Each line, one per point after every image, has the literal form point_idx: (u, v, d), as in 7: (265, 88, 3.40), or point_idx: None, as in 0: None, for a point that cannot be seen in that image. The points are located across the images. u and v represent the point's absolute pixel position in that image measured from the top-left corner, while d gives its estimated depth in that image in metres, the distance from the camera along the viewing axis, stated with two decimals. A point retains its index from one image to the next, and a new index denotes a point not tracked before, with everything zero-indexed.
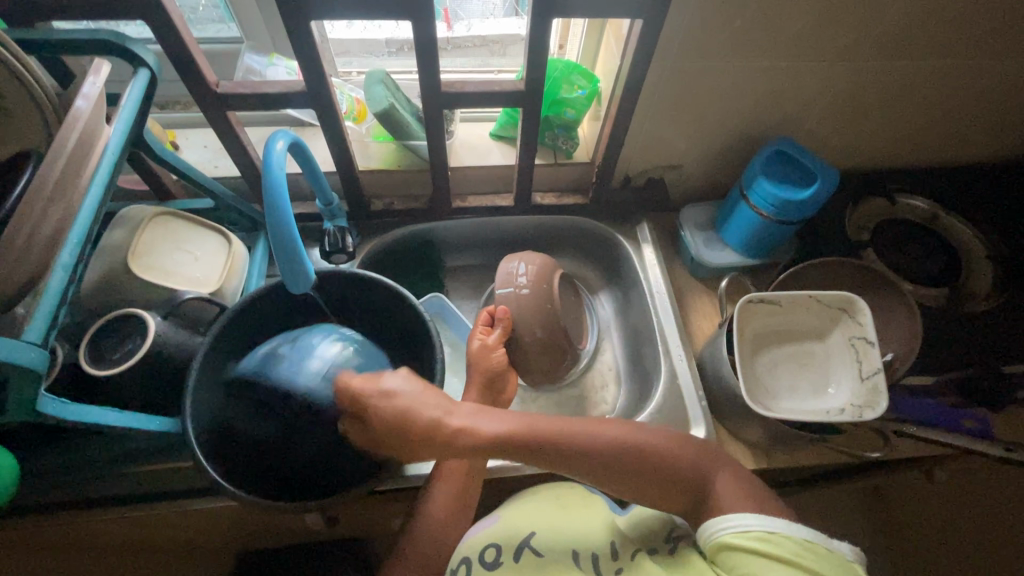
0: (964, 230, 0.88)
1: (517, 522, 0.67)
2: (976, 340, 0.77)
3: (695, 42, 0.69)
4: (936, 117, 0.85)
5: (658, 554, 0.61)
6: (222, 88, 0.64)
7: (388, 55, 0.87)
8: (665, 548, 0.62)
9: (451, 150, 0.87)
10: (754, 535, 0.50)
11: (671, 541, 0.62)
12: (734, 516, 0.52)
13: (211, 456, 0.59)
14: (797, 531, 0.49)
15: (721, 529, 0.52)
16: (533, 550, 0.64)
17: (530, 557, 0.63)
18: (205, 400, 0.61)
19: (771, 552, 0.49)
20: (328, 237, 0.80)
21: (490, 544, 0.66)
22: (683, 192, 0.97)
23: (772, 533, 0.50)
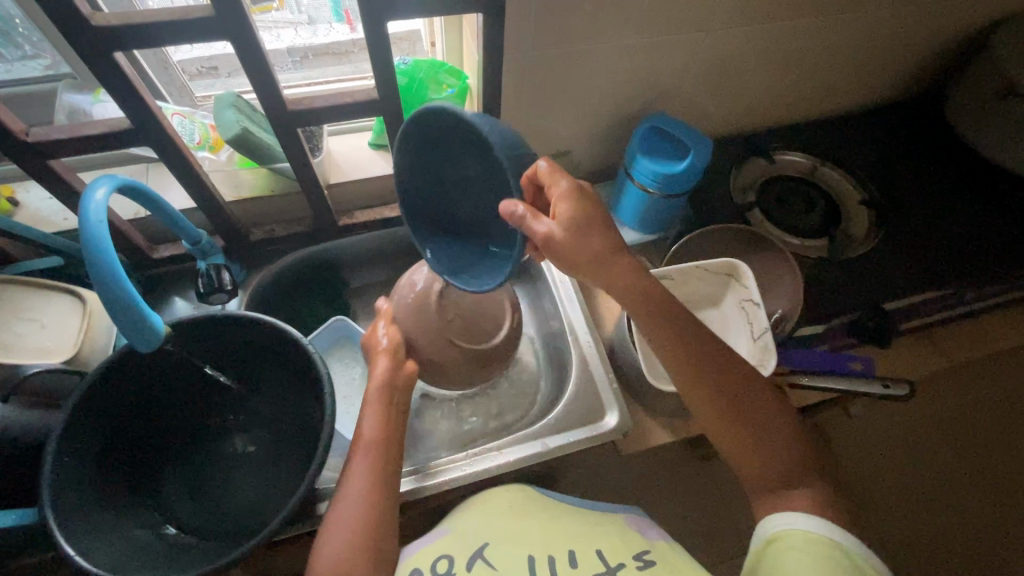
0: (839, 179, 0.93)
1: (467, 535, 0.65)
2: (858, 283, 0.82)
3: (547, 30, 0.68)
4: (798, 74, 0.89)
5: (623, 571, 0.59)
6: (33, 135, 0.58)
7: (295, 66, 0.84)
8: (633, 565, 0.59)
9: (330, 166, 0.83)
10: (802, 533, 0.53)
11: (642, 560, 0.60)
12: (786, 516, 0.55)
13: (82, 539, 0.54)
14: (840, 537, 0.53)
15: (784, 524, 0.55)
16: (487, 561, 0.61)
17: (482, 569, 0.60)
18: (76, 474, 0.57)
19: (816, 551, 0.52)
20: (202, 278, 0.73)
21: (442, 557, 0.63)
22: (578, 177, 0.97)
23: (817, 535, 0.53)
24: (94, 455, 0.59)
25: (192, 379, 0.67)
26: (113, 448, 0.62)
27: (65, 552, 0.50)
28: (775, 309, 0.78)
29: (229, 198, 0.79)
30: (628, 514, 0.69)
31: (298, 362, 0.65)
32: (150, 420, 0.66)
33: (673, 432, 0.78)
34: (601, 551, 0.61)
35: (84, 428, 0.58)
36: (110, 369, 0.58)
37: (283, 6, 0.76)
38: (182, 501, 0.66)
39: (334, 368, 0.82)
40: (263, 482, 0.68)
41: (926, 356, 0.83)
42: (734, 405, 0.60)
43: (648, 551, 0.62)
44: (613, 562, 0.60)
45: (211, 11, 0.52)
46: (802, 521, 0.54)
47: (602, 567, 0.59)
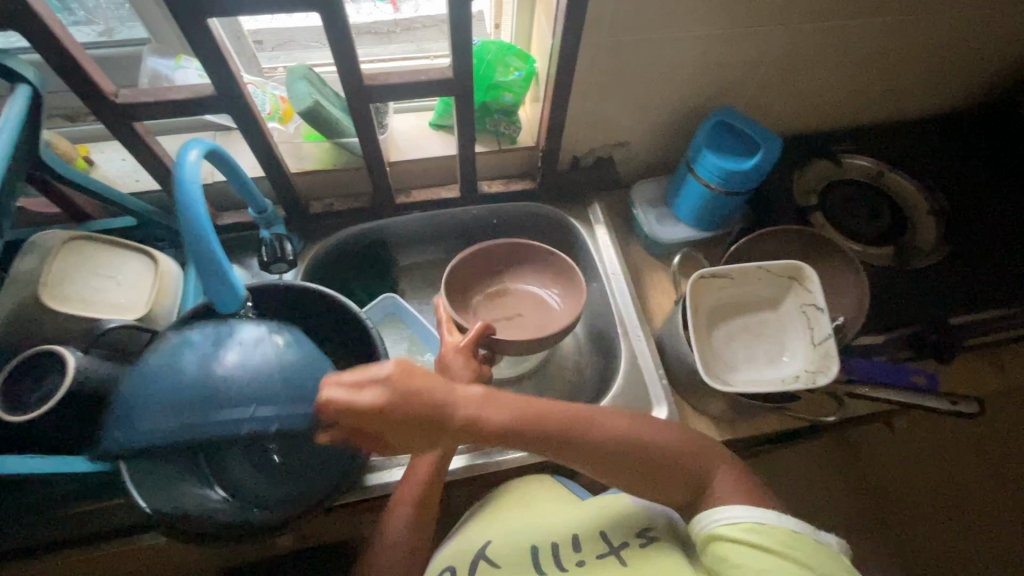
0: (908, 187, 0.89)
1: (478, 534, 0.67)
2: (921, 295, 0.79)
3: (626, 16, 0.67)
4: (873, 76, 0.86)
5: (625, 551, 0.59)
6: (122, 97, 0.59)
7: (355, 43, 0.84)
8: (636, 543, 0.60)
9: (390, 144, 0.84)
10: (743, 526, 0.52)
11: (645, 536, 0.60)
12: (725, 508, 0.54)
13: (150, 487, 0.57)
14: (785, 523, 0.52)
15: (720, 517, 0.53)
16: (489, 561, 0.63)
17: (485, 569, 0.63)
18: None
19: (759, 543, 0.51)
20: (266, 246, 0.75)
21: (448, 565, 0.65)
22: (633, 169, 0.96)
23: (761, 524, 0.52)
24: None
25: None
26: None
27: (132, 501, 0.53)
28: (835, 316, 0.76)
29: (294, 169, 0.80)
30: None
31: (361, 333, 0.67)
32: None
33: (720, 432, 0.77)
34: (605, 531, 0.62)
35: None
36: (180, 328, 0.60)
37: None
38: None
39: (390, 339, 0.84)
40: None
41: (988, 376, 0.81)
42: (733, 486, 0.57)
43: (652, 527, 0.61)
44: (617, 541, 0.61)
45: None
46: (731, 512, 0.53)
47: (605, 548, 0.61)
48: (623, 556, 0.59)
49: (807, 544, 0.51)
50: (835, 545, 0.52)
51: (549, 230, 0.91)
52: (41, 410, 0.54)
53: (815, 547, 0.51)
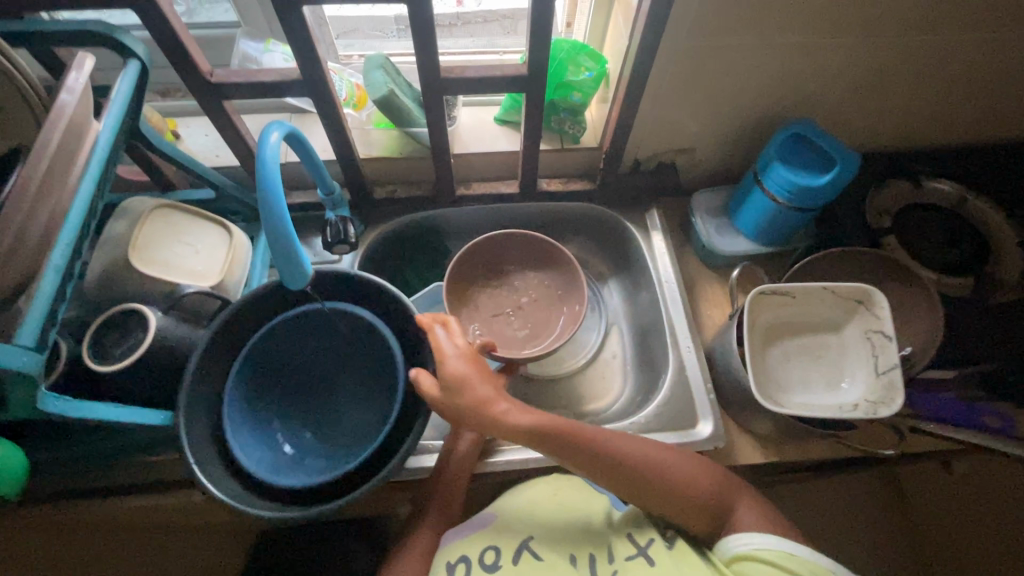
0: (995, 216, 0.83)
1: (514, 524, 0.66)
2: (1001, 331, 0.73)
3: (707, 22, 0.66)
4: (966, 96, 0.81)
5: (652, 550, 0.61)
6: (216, 77, 0.63)
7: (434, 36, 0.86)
8: (661, 544, 0.62)
9: (454, 136, 0.85)
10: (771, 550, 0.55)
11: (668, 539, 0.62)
12: (748, 534, 0.57)
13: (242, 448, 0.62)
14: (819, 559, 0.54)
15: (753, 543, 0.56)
16: (532, 553, 0.63)
17: (528, 561, 0.62)
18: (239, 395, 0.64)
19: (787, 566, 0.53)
20: (330, 228, 0.77)
21: (489, 546, 0.64)
22: (695, 177, 0.94)
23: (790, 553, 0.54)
24: (255, 385, 0.67)
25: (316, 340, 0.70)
26: (268, 381, 0.69)
27: (189, 467, 0.58)
28: (902, 346, 0.73)
29: (362, 154, 0.83)
30: None
31: (412, 320, 0.69)
32: (299, 366, 0.71)
33: (766, 453, 0.75)
34: (631, 532, 0.64)
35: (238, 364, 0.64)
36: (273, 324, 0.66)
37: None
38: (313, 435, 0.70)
39: None
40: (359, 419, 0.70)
41: None
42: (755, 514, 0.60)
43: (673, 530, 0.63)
44: (642, 541, 0.62)
45: None
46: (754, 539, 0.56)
47: (634, 548, 0.62)
48: (650, 555, 0.61)
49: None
50: None
51: (604, 233, 0.92)
52: (122, 363, 0.58)
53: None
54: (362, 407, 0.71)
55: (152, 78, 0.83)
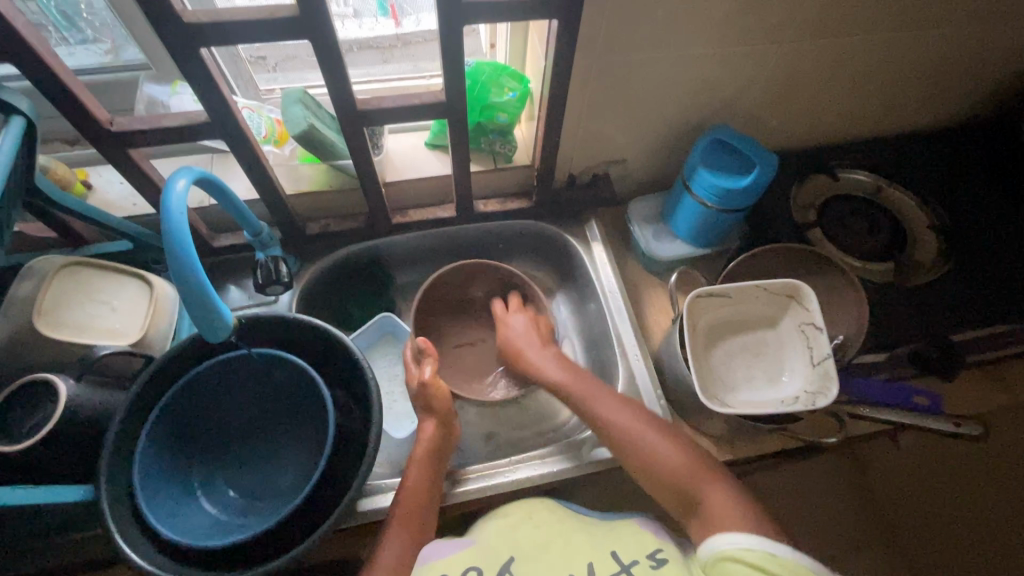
0: (907, 202, 0.88)
1: (492, 546, 0.60)
2: (925, 311, 0.77)
3: (617, 40, 0.68)
4: (868, 93, 0.86)
5: (636, 569, 0.55)
6: (117, 125, 0.60)
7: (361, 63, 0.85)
8: (646, 564, 0.55)
9: (385, 164, 0.84)
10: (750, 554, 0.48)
11: (655, 559, 0.55)
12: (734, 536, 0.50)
13: (155, 513, 0.59)
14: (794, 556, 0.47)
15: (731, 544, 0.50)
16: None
17: None
18: (156, 457, 0.62)
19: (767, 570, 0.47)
20: (261, 269, 0.76)
21: (471, 567, 0.58)
22: (630, 186, 0.96)
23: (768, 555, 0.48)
24: (172, 442, 0.64)
25: (243, 394, 0.70)
26: (187, 434, 0.67)
27: (113, 539, 0.54)
28: (834, 334, 0.76)
29: (290, 191, 0.80)
30: (638, 517, 0.63)
31: (351, 357, 0.67)
32: (210, 421, 0.69)
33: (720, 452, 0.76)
34: (615, 551, 0.57)
35: (151, 427, 0.61)
36: (186, 382, 0.63)
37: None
38: (236, 482, 0.69)
39: (377, 363, 0.86)
40: (291, 469, 0.70)
41: (995, 391, 0.81)
42: (719, 499, 0.57)
43: (660, 549, 0.57)
44: (627, 559, 0.56)
45: (295, 11, 0.53)
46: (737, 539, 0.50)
47: (615, 567, 0.56)
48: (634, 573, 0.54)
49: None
50: None
51: (544, 247, 0.92)
52: (30, 440, 0.54)
53: None
54: (292, 456, 0.71)
55: (53, 127, 0.78)
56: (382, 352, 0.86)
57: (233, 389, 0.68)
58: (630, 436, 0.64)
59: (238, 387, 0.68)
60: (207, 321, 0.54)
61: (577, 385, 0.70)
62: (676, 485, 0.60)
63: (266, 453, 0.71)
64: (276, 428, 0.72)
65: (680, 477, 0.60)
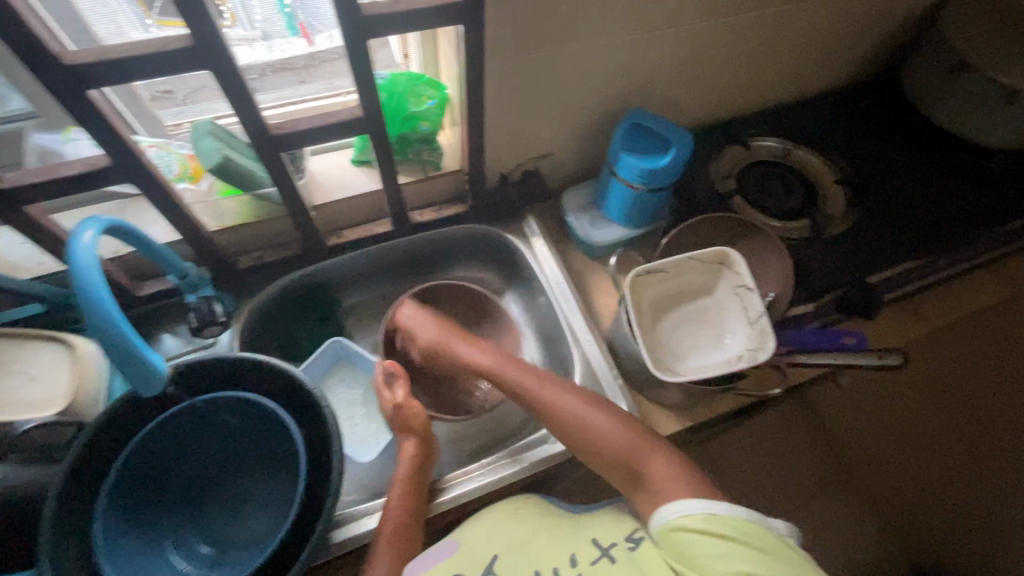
0: (814, 161, 0.95)
1: (478, 547, 0.63)
2: (842, 259, 0.84)
3: (526, 39, 0.69)
4: (767, 64, 0.91)
5: (615, 551, 0.59)
6: (6, 181, 0.55)
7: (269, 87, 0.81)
8: (625, 545, 0.60)
9: (312, 186, 0.82)
10: (698, 516, 0.55)
11: (631, 539, 0.60)
12: (681, 501, 0.57)
13: None
14: (739, 512, 0.54)
15: (681, 510, 0.56)
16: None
17: None
18: (120, 522, 0.59)
19: (715, 530, 0.53)
20: (195, 311, 0.75)
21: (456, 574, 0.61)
22: (561, 178, 0.98)
23: (714, 514, 0.54)
24: (137, 502, 0.62)
25: (205, 443, 0.67)
26: (152, 493, 0.64)
27: None
28: (766, 293, 0.81)
29: (213, 227, 0.77)
30: (614, 501, 0.67)
31: (304, 388, 0.65)
32: (174, 477, 0.66)
33: (681, 421, 0.79)
34: (594, 538, 0.62)
35: (108, 489, 0.57)
36: (140, 442, 0.60)
37: (236, 22, 0.71)
38: (211, 535, 0.67)
39: (335, 390, 0.84)
40: (264, 514, 0.68)
41: (909, 323, 0.90)
42: (663, 471, 0.60)
43: (637, 528, 0.61)
44: (605, 543, 0.61)
45: (189, 40, 0.51)
46: (684, 505, 0.56)
47: (595, 552, 0.60)
48: (613, 555, 0.59)
49: (760, 531, 0.53)
50: (780, 531, 0.54)
51: (488, 249, 0.93)
52: None
53: (765, 531, 0.53)
54: (264, 498, 0.69)
55: None
56: (339, 378, 0.85)
57: (192, 440, 0.66)
58: (570, 405, 0.66)
59: (201, 436, 0.66)
60: (142, 380, 0.52)
61: (512, 372, 0.70)
62: (619, 456, 0.63)
63: (239, 501, 0.69)
64: (252, 466, 0.70)
65: (626, 444, 0.63)
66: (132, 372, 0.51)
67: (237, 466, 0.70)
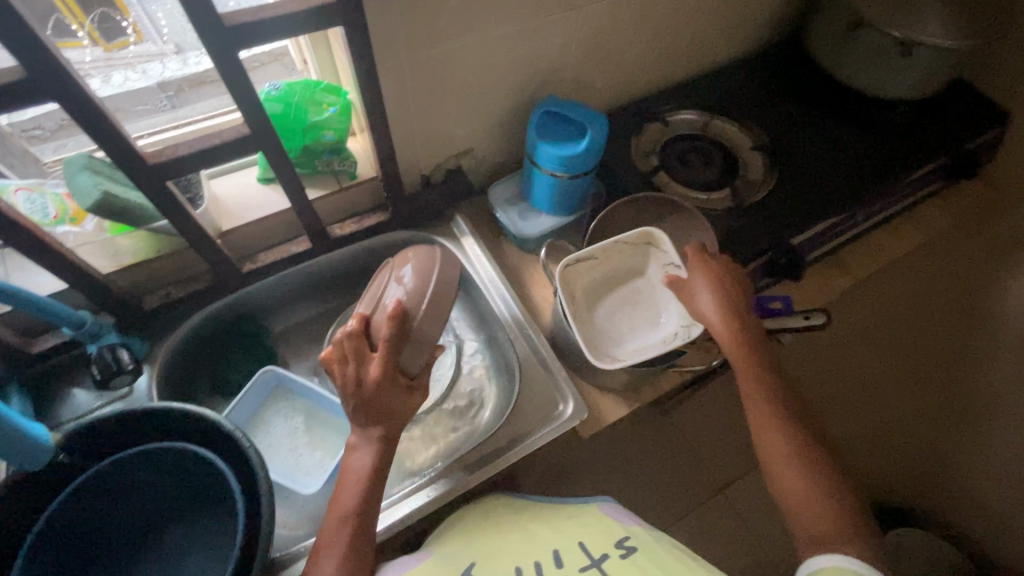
0: (732, 129, 0.97)
1: (449, 556, 0.66)
2: (765, 224, 0.85)
3: (417, 35, 0.66)
4: (675, 37, 0.91)
5: (606, 561, 0.61)
6: None
7: (169, 103, 0.75)
8: (616, 554, 0.61)
9: (217, 211, 0.77)
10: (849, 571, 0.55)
11: (623, 547, 0.62)
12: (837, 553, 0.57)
13: None
14: None
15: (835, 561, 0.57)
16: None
17: None
18: None
19: None
20: (97, 363, 0.69)
21: None
22: (486, 173, 0.96)
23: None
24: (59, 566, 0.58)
25: (134, 496, 0.63)
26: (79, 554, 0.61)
27: None
28: None
29: (108, 269, 0.71)
30: (603, 502, 0.73)
31: (224, 430, 0.61)
32: (106, 534, 0.63)
33: (628, 404, 0.79)
34: (584, 545, 0.64)
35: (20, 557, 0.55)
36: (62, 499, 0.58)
37: (142, 38, 0.70)
38: None
39: (271, 421, 0.80)
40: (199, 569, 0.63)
41: (837, 278, 0.93)
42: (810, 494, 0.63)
43: (628, 538, 0.64)
44: (596, 553, 0.62)
45: (22, 72, 0.46)
46: (839, 557, 0.57)
47: (586, 561, 0.62)
48: (603, 566, 0.60)
49: None
50: None
51: None
52: None
53: None
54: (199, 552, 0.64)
55: None
56: (275, 409, 0.80)
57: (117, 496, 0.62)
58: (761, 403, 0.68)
59: (126, 489, 0.63)
60: (29, 453, 0.55)
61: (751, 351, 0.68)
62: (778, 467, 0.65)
63: (175, 557, 0.64)
64: (188, 511, 0.65)
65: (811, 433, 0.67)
66: (16, 450, 0.54)
67: (173, 514, 0.65)
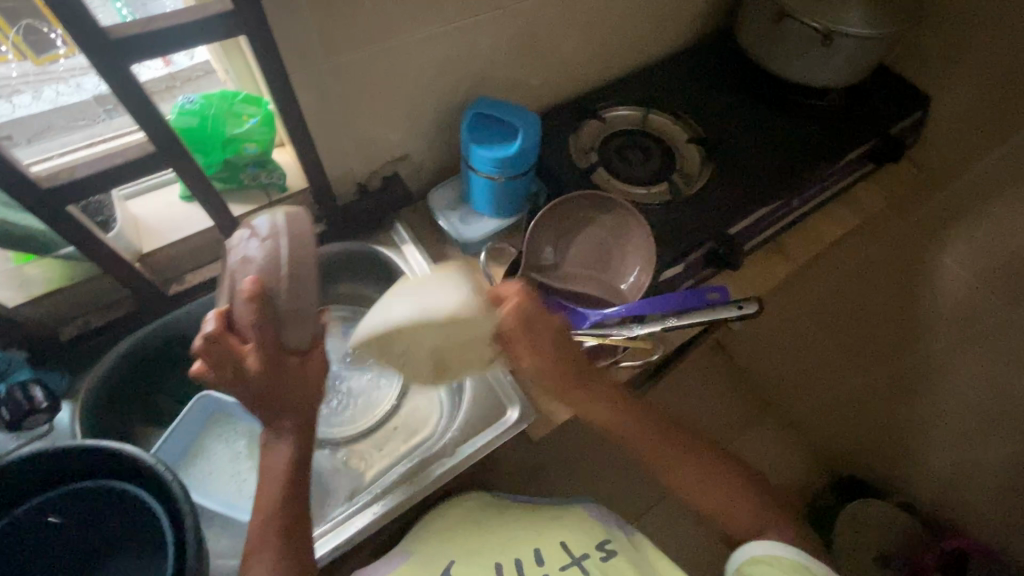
0: (669, 123, 0.98)
1: (428, 560, 0.69)
2: (701, 215, 0.86)
3: (331, 42, 0.64)
4: (606, 33, 0.92)
5: (586, 561, 0.66)
6: None
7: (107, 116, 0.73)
8: (598, 555, 0.67)
9: (137, 232, 0.73)
10: (782, 558, 0.71)
11: (605, 550, 0.68)
12: (769, 541, 0.73)
13: None
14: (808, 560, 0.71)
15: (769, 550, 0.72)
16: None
17: None
18: None
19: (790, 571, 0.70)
20: (9, 402, 0.65)
21: None
22: (427, 177, 0.94)
23: (795, 559, 0.71)
24: None
25: (56, 540, 0.60)
26: None
27: None
28: (633, 264, 0.83)
29: (15, 300, 0.67)
30: (585, 502, 0.77)
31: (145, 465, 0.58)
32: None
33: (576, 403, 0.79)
34: (564, 543, 0.69)
35: None
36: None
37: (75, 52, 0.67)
38: None
39: (211, 448, 0.77)
40: None
41: (776, 265, 0.96)
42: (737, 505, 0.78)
43: (609, 541, 0.70)
44: (578, 553, 0.67)
45: None
46: (770, 545, 0.72)
47: (568, 559, 0.67)
48: (585, 565, 0.66)
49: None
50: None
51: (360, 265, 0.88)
52: None
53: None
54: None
55: None
56: (215, 435, 0.77)
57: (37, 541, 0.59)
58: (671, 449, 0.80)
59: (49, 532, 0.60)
60: None
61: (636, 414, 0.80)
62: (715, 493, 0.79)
63: None
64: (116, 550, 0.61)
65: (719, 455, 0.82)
66: None
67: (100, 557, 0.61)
